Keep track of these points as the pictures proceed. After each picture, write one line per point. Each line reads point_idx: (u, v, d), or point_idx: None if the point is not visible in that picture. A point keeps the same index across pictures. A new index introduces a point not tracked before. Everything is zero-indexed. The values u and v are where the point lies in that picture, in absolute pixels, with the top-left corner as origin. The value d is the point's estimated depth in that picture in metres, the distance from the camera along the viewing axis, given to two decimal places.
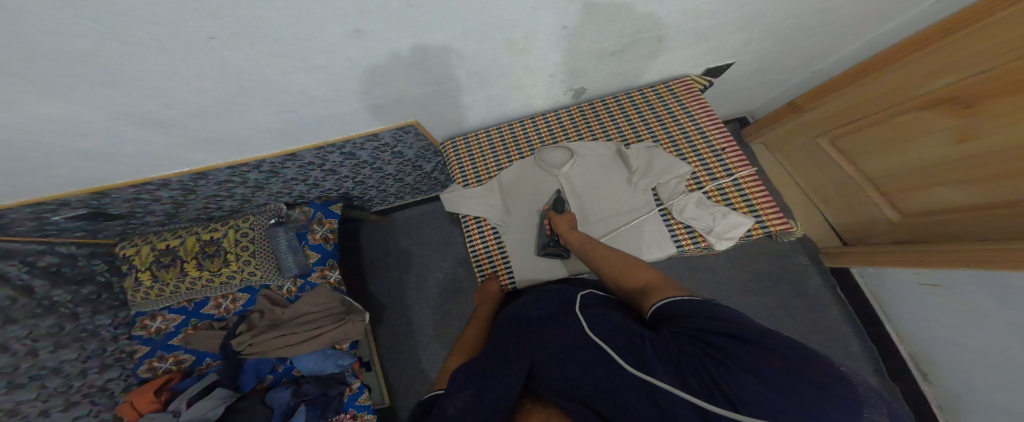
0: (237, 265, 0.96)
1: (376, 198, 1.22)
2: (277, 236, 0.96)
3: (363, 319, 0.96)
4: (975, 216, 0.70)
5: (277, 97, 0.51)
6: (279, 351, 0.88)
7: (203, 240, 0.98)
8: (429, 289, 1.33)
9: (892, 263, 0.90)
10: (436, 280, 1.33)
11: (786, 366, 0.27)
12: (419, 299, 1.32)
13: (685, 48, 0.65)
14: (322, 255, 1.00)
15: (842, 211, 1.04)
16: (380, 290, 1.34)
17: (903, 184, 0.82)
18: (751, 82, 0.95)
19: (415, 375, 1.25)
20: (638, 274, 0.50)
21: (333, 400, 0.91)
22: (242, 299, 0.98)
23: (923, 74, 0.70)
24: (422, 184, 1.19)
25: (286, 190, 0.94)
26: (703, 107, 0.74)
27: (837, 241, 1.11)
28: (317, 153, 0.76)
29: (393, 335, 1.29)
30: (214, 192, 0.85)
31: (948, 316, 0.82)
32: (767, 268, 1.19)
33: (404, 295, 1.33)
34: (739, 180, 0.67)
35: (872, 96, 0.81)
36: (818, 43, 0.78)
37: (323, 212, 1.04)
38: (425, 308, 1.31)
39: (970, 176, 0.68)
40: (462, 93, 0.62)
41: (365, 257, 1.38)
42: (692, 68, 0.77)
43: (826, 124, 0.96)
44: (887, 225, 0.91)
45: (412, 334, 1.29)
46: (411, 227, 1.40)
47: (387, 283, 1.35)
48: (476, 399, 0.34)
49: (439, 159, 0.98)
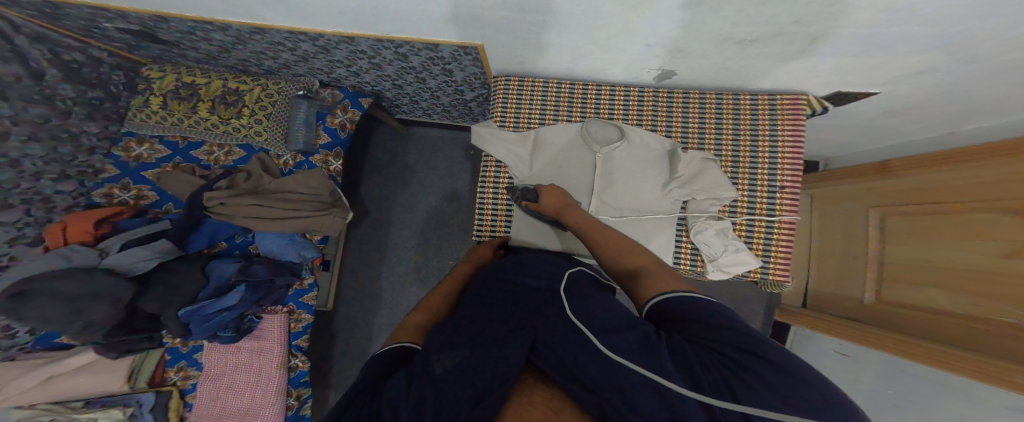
0: (247, 122, 0.94)
1: (405, 106, 1.16)
2: (299, 106, 0.97)
3: (344, 217, 1.00)
4: (938, 319, 0.71)
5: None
6: (247, 219, 0.91)
7: (229, 88, 0.94)
8: (420, 219, 1.35)
9: (828, 332, 0.97)
10: (431, 213, 1.35)
11: (813, 392, 0.23)
12: (408, 224, 1.35)
13: (826, 59, 0.53)
14: (333, 140, 1.01)
15: (831, 279, 1.04)
16: (372, 198, 1.36)
17: (905, 276, 0.81)
18: (834, 124, 0.86)
19: (373, 286, 1.35)
20: (636, 259, 0.49)
21: (275, 290, 0.98)
22: (235, 155, 0.98)
23: (994, 180, 0.65)
24: (456, 109, 1.13)
25: (327, 69, 0.88)
26: (796, 134, 0.67)
27: (799, 302, 1.16)
28: (375, 44, 0.70)
29: (371, 245, 1.36)
30: (262, 49, 0.80)
31: (841, 381, 0.93)
32: (726, 303, 1.26)
33: (394, 214, 1.36)
34: (775, 222, 0.68)
35: (965, 182, 0.71)
36: (940, 108, 0.68)
37: (351, 101, 1.01)
38: (409, 233, 1.35)
39: (965, 286, 0.67)
40: (550, 30, 0.54)
41: (369, 163, 1.37)
42: (817, 88, 0.65)
43: (894, 197, 0.87)
44: (857, 305, 0.93)
45: (386, 254, 1.35)
46: (427, 149, 1.37)
47: (381, 194, 1.36)
48: (469, 360, 0.31)
49: (484, 91, 0.92)
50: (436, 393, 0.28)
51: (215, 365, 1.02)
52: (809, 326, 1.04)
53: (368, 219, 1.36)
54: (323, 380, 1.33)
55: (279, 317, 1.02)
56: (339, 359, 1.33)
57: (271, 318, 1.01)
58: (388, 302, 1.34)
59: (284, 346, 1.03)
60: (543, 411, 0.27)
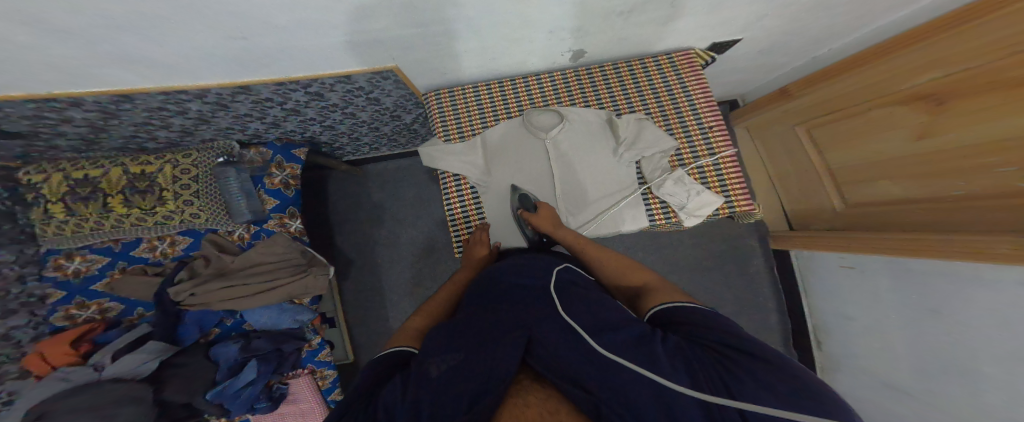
0: (177, 205, 0.88)
1: (346, 146, 1.13)
2: (227, 175, 0.89)
3: (326, 273, 0.95)
4: (902, 207, 0.77)
5: (228, 18, 0.40)
6: (225, 304, 0.85)
7: (132, 173, 0.86)
8: (406, 251, 1.32)
9: (824, 247, 1.00)
10: (414, 241, 1.32)
11: (798, 384, 0.25)
12: (396, 259, 1.32)
13: (691, 18, 0.59)
14: (281, 202, 0.97)
15: (798, 197, 1.12)
16: (349, 244, 1.32)
17: (850, 176, 0.89)
18: (749, 64, 0.92)
19: (382, 328, 1.29)
20: (637, 276, 0.52)
21: (289, 356, 0.92)
22: (182, 243, 0.92)
23: (891, 74, 0.72)
24: (399, 136, 1.12)
25: (240, 126, 0.83)
26: (702, 89, 0.73)
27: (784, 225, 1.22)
28: (275, 88, 0.66)
29: (362, 292, 1.31)
30: (142, 119, 0.72)
31: (851, 293, 0.97)
32: (720, 247, 1.31)
33: (377, 255, 1.32)
34: (720, 161, 0.70)
35: (865, 85, 0.78)
36: (814, 35, 0.76)
37: (284, 156, 0.98)
38: (396, 266, 1.31)
39: (906, 172, 0.74)
40: (459, 38, 0.55)
41: (334, 211, 1.33)
42: (698, 42, 0.72)
43: (806, 114, 0.96)
44: (832, 213, 1.00)
45: (383, 296, 1.30)
46: (388, 181, 1.35)
47: (355, 238, 1.32)
48: (465, 364, 0.32)
49: (421, 110, 0.92)
50: (438, 400, 0.29)
51: None
52: (801, 246, 1.10)
53: (354, 267, 1.31)
54: None
55: (304, 380, 0.96)
56: None
57: (297, 381, 0.95)
58: None
59: (323, 403, 0.99)
60: (542, 411, 0.27)
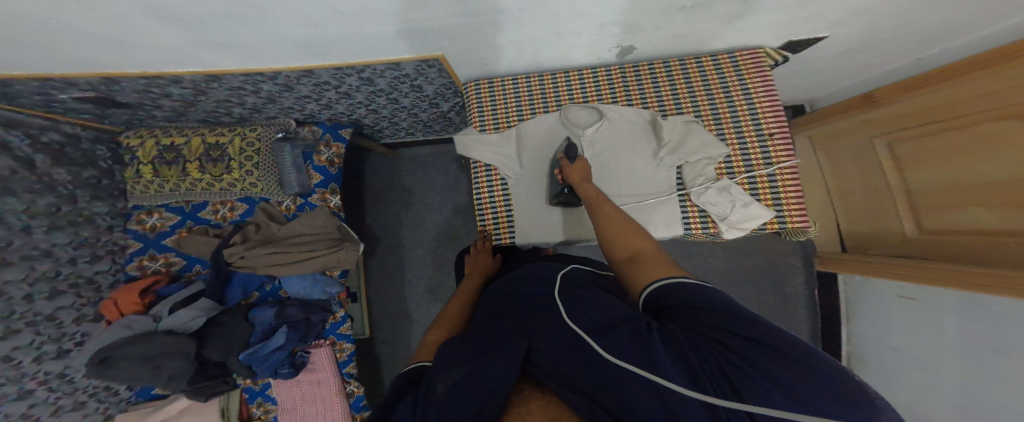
0: (239, 174, 0.95)
1: (387, 130, 1.18)
2: (283, 149, 0.96)
3: (356, 249, 1.01)
4: (984, 242, 0.69)
5: (305, 9, 0.43)
6: (269, 268, 0.93)
7: (208, 143, 0.95)
8: (431, 235, 1.36)
9: (886, 276, 0.89)
10: (439, 228, 1.36)
11: (805, 372, 0.24)
12: (421, 243, 1.36)
13: (768, 14, 0.54)
14: (324, 177, 1.02)
15: (861, 217, 1.01)
16: (379, 223, 1.38)
17: (931, 199, 0.79)
18: (816, 67, 0.83)
19: (402, 307, 1.36)
20: (636, 242, 0.50)
21: (315, 326, 0.98)
22: (240, 210, 1.01)
23: (984, 92, 0.64)
24: (437, 122, 1.14)
25: (297, 106, 0.89)
26: (767, 87, 0.67)
27: (838, 247, 1.11)
28: (336, 73, 0.69)
29: (386, 272, 1.37)
30: (223, 96, 0.79)
31: (903, 327, 0.87)
32: (756, 262, 1.23)
33: (404, 237, 1.37)
34: (777, 171, 0.65)
35: (955, 99, 0.70)
36: (902, 38, 0.67)
37: (332, 135, 1.02)
38: (420, 248, 1.36)
39: (994, 201, 0.65)
40: (514, 29, 0.54)
41: (368, 192, 1.40)
42: (771, 40, 0.66)
43: (889, 125, 0.86)
44: (900, 239, 0.89)
45: (406, 277, 1.36)
46: (419, 167, 1.39)
47: (385, 219, 1.38)
48: (469, 376, 0.32)
49: (459, 100, 0.93)
50: (440, 411, 0.29)
51: (287, 399, 1.05)
52: (857, 272, 0.99)
53: (382, 246, 1.38)
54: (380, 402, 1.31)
55: (325, 350, 1.04)
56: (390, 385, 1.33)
57: (318, 351, 1.03)
58: (419, 324, 1.35)
59: (338, 375, 1.05)
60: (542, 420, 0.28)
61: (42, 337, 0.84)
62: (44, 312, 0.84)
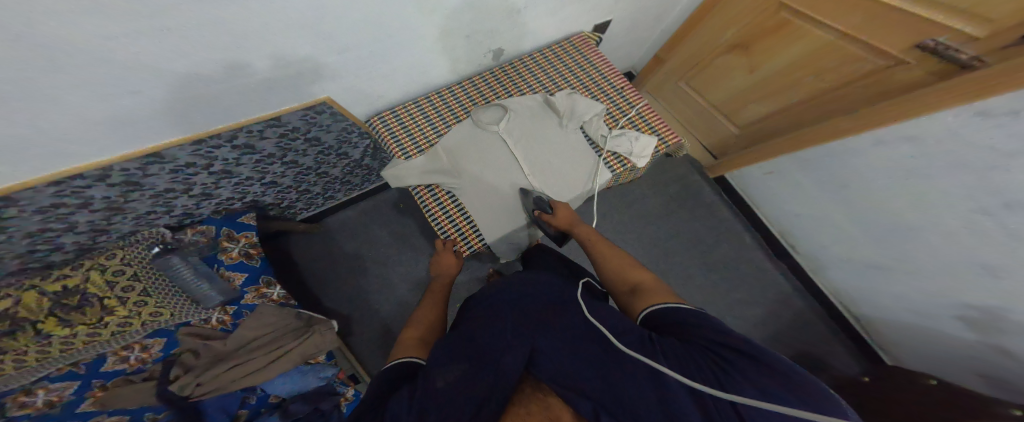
0: (128, 309, 0.64)
1: (293, 204, 1.06)
2: (171, 262, 0.70)
3: (332, 326, 0.82)
4: (788, 112, 0.96)
5: (172, 85, 0.40)
6: (241, 382, 0.68)
7: (51, 290, 0.60)
8: (395, 293, 1.23)
9: (749, 163, 1.14)
10: (399, 282, 1.24)
11: (779, 379, 0.30)
12: (387, 307, 1.22)
13: (571, 6, 0.71)
14: (250, 272, 0.79)
15: (705, 133, 1.29)
16: (328, 309, 1.19)
17: (739, 101, 1.07)
18: (637, 33, 1.07)
19: None
20: (635, 275, 0.55)
21: (330, 412, 0.82)
22: (158, 345, 0.67)
23: (727, 22, 0.94)
24: (343, 182, 1.09)
25: (163, 206, 0.70)
26: (601, 59, 0.83)
27: (708, 159, 1.36)
28: (195, 149, 0.59)
29: (362, 357, 1.16)
30: (26, 247, 0.57)
31: (788, 194, 1.11)
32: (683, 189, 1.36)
33: (366, 308, 1.21)
34: (642, 111, 0.80)
35: (714, 33, 0.99)
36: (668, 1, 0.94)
37: (230, 226, 0.82)
38: (388, 310, 1.21)
39: (781, 83, 0.92)
40: (386, 57, 0.59)
41: (306, 280, 1.21)
42: (586, 24, 0.84)
43: (685, 66, 1.16)
44: (735, 137, 1.18)
45: (387, 348, 1.18)
46: (354, 232, 1.27)
47: (332, 301, 1.20)
48: (465, 380, 0.34)
49: (366, 143, 0.90)
50: (436, 402, 0.32)
51: None
52: (728, 169, 1.24)
53: (346, 330, 1.18)
54: None
55: None
56: None
57: None
58: None
59: None
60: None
61: None
62: None
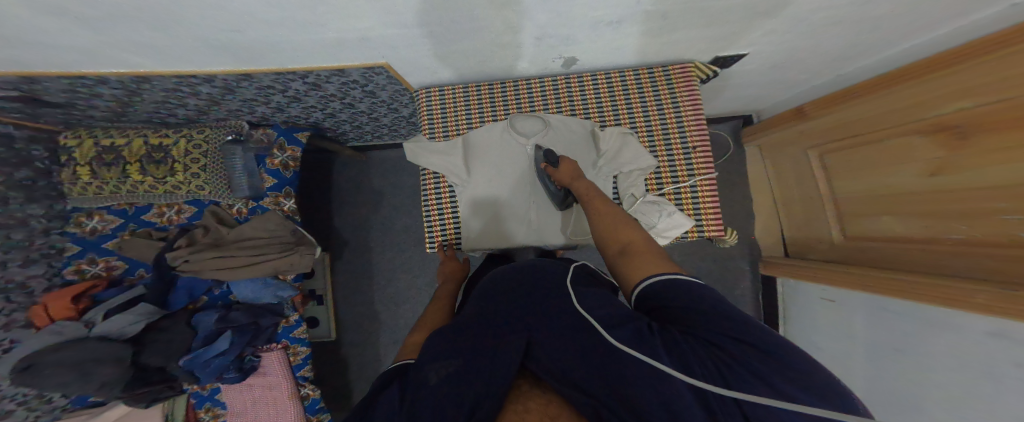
0: (185, 176, 0.91)
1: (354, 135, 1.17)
2: (234, 152, 0.92)
3: (312, 252, 0.98)
4: (905, 248, 0.75)
5: (219, 13, 0.42)
6: (216, 272, 0.90)
7: (150, 145, 0.90)
8: (399, 238, 1.34)
9: (818, 280, 0.95)
10: (407, 230, 1.34)
11: (782, 363, 0.26)
12: (389, 247, 1.34)
13: (687, 30, 0.58)
14: (278, 181, 0.98)
15: (800, 224, 1.09)
16: (347, 227, 1.35)
17: (859, 207, 0.87)
18: (755, 80, 0.88)
19: (371, 312, 1.33)
20: (626, 233, 0.53)
21: (266, 329, 0.96)
22: (187, 213, 0.97)
23: (925, 101, 0.67)
24: (401, 127, 1.14)
25: (246, 109, 0.86)
26: (694, 104, 0.72)
27: (781, 251, 1.17)
28: (278, 77, 0.68)
29: (352, 277, 1.34)
30: (160, 97, 0.76)
31: (826, 328, 0.96)
32: (708, 267, 1.24)
33: (371, 240, 1.35)
34: (698, 185, 0.70)
35: (877, 114, 0.78)
36: (829, 51, 0.73)
37: (286, 138, 0.99)
38: (395, 249, 1.34)
39: (920, 208, 0.71)
40: (448, 41, 0.56)
41: (336, 195, 1.36)
42: (700, 54, 0.70)
43: (820, 137, 0.95)
44: (830, 243, 0.97)
45: (374, 278, 1.34)
46: (388, 170, 1.37)
47: (355, 221, 1.36)
48: (462, 371, 0.32)
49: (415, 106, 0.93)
50: (436, 398, 0.30)
51: (236, 404, 1.04)
52: (792, 275, 1.05)
53: (348, 250, 1.35)
54: (344, 403, 1.30)
55: (276, 353, 1.01)
56: (356, 384, 1.32)
57: (269, 355, 1.01)
58: (387, 327, 1.33)
59: (291, 378, 1.03)
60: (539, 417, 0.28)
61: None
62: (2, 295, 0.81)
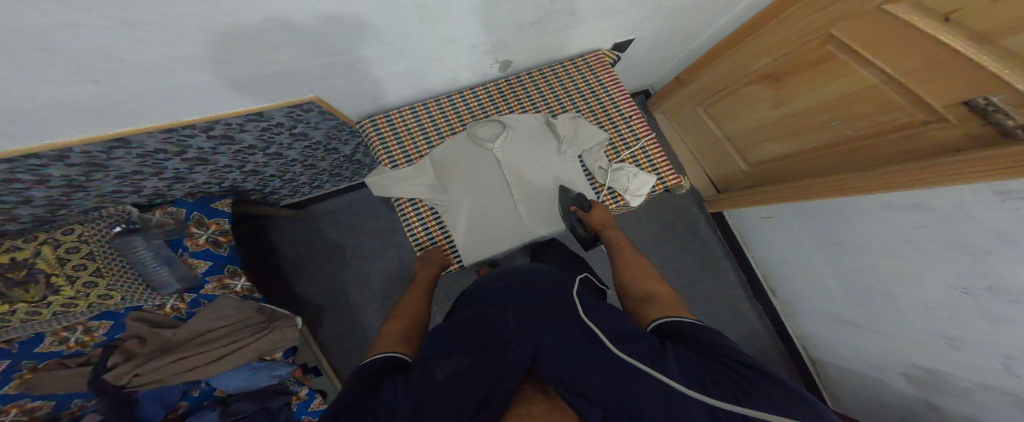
0: (77, 289, 0.67)
1: (284, 189, 1.05)
2: (134, 245, 0.71)
3: (294, 324, 0.86)
4: (793, 160, 0.92)
5: (112, 59, 0.35)
6: (185, 375, 0.70)
7: (1, 262, 0.63)
8: (375, 287, 1.22)
9: (750, 203, 1.11)
10: (380, 276, 1.23)
11: (782, 395, 0.31)
12: (365, 300, 1.21)
13: (595, 22, 0.66)
14: (215, 262, 0.80)
15: (716, 164, 1.26)
16: (310, 294, 1.19)
17: (750, 138, 1.04)
18: (651, 57, 1.04)
19: None
20: (652, 286, 0.57)
21: (280, 411, 0.81)
22: (103, 328, 0.71)
23: (749, 56, 0.89)
24: (344, 168, 1.07)
25: (129, 187, 0.70)
26: (615, 83, 0.82)
27: (714, 190, 1.34)
28: (167, 136, 0.58)
29: (332, 348, 1.17)
30: (4, 200, 0.58)
31: (784, 244, 1.10)
32: (673, 218, 1.37)
33: (344, 299, 1.21)
34: (646, 145, 0.79)
35: (732, 70, 0.96)
36: (698, 28, 0.91)
37: (203, 212, 0.83)
38: (372, 302, 1.21)
39: (788, 128, 0.89)
40: (385, 60, 0.55)
41: (288, 263, 1.20)
42: (603, 44, 0.80)
43: (699, 95, 1.15)
44: (742, 174, 1.15)
45: (358, 340, 1.18)
46: (340, 220, 1.25)
47: (316, 287, 1.20)
48: (468, 368, 0.34)
49: (360, 139, 0.89)
50: (438, 396, 0.31)
51: None
52: (731, 206, 1.21)
53: (320, 319, 1.18)
54: None
55: None
56: None
57: None
58: None
59: None
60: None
61: None
62: None
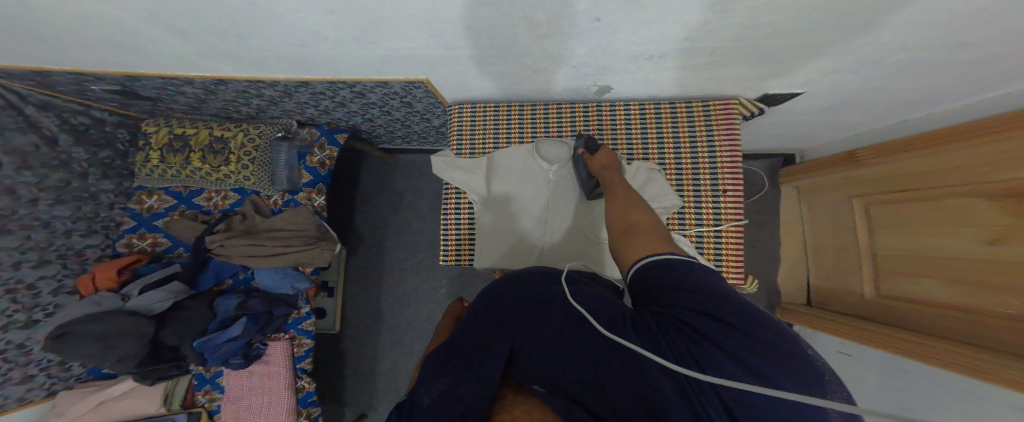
0: (233, 167, 0.97)
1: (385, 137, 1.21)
2: (280, 148, 1.00)
3: (333, 249, 1.02)
4: (935, 315, 0.69)
5: (293, 29, 0.47)
6: (243, 259, 0.93)
7: (214, 136, 0.98)
8: (414, 242, 1.37)
9: (840, 335, 0.88)
10: (421, 234, 1.37)
11: (761, 350, 0.26)
12: (402, 249, 1.37)
13: (735, 66, 0.56)
14: (314, 178, 1.03)
15: (829, 275, 1.01)
16: (365, 224, 1.39)
17: (900, 266, 0.78)
18: (796, 120, 0.85)
19: (375, 311, 1.36)
20: (632, 215, 0.54)
21: (276, 319, 1.00)
22: (231, 199, 1.03)
23: (976, 163, 0.63)
24: (432, 135, 1.17)
25: (298, 111, 0.92)
26: (730, 139, 0.70)
27: (804, 300, 1.10)
28: (331, 86, 0.73)
29: (361, 273, 1.37)
30: (232, 97, 0.83)
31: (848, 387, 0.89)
32: None
33: (385, 242, 1.38)
34: (723, 230, 0.70)
35: (946, 171, 0.69)
36: (883, 101, 0.70)
37: (327, 139, 1.04)
38: (407, 253, 1.37)
39: (964, 276, 0.64)
40: (492, 62, 0.57)
41: (360, 192, 1.41)
42: (744, 91, 0.67)
43: (873, 186, 0.86)
44: (858, 301, 0.90)
45: (383, 277, 1.36)
46: (412, 174, 1.40)
47: (375, 220, 1.39)
48: (448, 389, 0.28)
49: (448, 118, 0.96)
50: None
51: (235, 387, 1.04)
52: (822, 329, 0.95)
53: (363, 246, 1.39)
54: (338, 397, 1.33)
55: (282, 343, 1.03)
56: (351, 378, 1.34)
57: (275, 344, 1.02)
58: (386, 328, 1.35)
59: (290, 369, 1.04)
60: None
61: (16, 306, 0.85)
62: (75, 248, 0.95)
